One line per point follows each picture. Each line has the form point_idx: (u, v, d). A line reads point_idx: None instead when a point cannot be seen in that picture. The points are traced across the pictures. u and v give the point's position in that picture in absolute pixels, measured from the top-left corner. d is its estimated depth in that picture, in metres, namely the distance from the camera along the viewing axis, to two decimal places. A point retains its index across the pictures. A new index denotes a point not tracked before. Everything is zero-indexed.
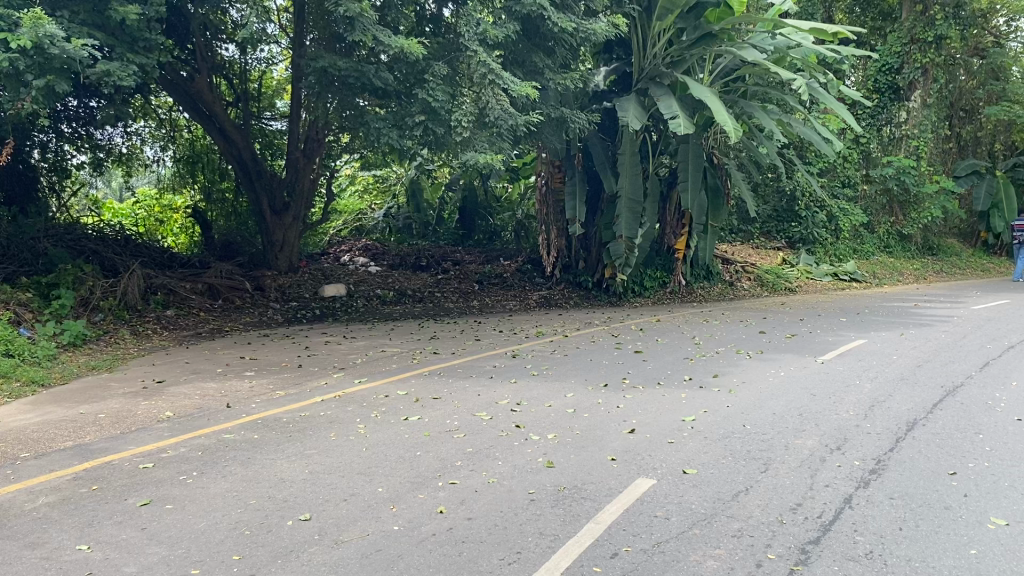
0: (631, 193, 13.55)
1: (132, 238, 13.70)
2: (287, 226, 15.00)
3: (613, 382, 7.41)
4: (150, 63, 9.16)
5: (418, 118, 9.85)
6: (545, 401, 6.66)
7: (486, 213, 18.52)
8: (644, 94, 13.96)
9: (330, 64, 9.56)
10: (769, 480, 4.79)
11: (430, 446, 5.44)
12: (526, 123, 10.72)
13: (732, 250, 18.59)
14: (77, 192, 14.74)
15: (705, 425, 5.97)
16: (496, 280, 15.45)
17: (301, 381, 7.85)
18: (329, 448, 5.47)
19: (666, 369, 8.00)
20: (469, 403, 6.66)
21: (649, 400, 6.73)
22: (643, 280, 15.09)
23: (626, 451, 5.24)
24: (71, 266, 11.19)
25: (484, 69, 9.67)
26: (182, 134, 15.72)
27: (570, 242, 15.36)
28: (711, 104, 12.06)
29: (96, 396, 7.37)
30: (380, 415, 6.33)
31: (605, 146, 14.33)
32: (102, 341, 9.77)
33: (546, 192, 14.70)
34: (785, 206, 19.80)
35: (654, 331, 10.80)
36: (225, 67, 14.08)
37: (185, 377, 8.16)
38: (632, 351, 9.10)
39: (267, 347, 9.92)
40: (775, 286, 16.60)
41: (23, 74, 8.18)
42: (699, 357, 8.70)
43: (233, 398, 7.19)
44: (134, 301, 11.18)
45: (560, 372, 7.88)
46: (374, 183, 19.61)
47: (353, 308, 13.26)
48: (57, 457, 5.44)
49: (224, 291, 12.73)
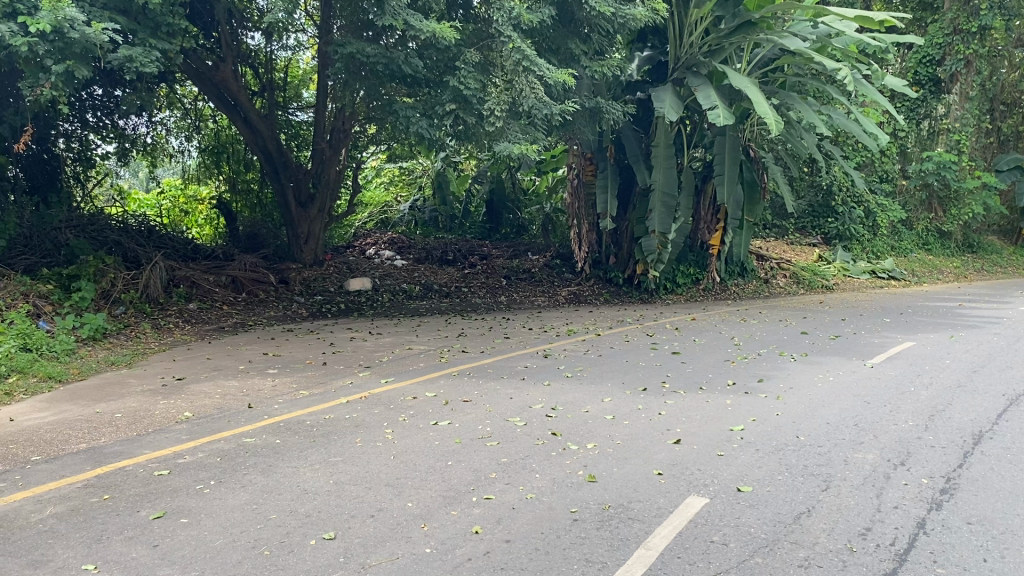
0: (665, 187, 13.14)
1: (156, 229, 13.48)
2: (312, 218, 14.74)
3: (653, 385, 7.03)
4: (172, 49, 8.87)
5: (449, 107, 9.52)
6: (582, 406, 6.30)
7: (514, 207, 18.16)
8: (679, 85, 13.52)
9: (357, 50, 9.22)
10: (831, 501, 4.41)
11: (462, 455, 5.10)
12: (562, 112, 10.33)
13: (766, 246, 18.11)
14: (102, 182, 14.45)
15: (755, 435, 5.60)
16: (524, 276, 15.09)
17: (326, 380, 7.54)
18: (354, 455, 5.14)
19: (707, 373, 7.61)
20: (502, 406, 6.32)
21: (693, 406, 6.35)
22: (676, 276, 14.67)
23: (673, 464, 4.89)
24: (93, 258, 10.98)
25: (517, 56, 9.30)
26: (207, 124, 15.48)
27: (601, 236, 14.97)
28: (752, 94, 11.59)
29: (115, 394, 7.11)
30: (408, 419, 6.00)
31: (638, 138, 13.91)
32: (123, 335, 9.53)
33: (577, 185, 14.32)
34: (822, 201, 19.26)
35: (691, 330, 10.40)
36: (251, 55, 13.83)
37: (206, 374, 7.88)
38: (669, 352, 8.71)
39: (291, 343, 9.63)
40: (811, 284, 16.09)
41: (43, 60, 7.92)
42: (740, 360, 8.29)
43: (254, 398, 6.88)
44: (156, 293, 10.94)
45: (596, 374, 7.52)
46: (399, 175, 19.26)
47: (378, 303, 12.95)
48: (69, 461, 5.15)
49: (247, 284, 12.47)
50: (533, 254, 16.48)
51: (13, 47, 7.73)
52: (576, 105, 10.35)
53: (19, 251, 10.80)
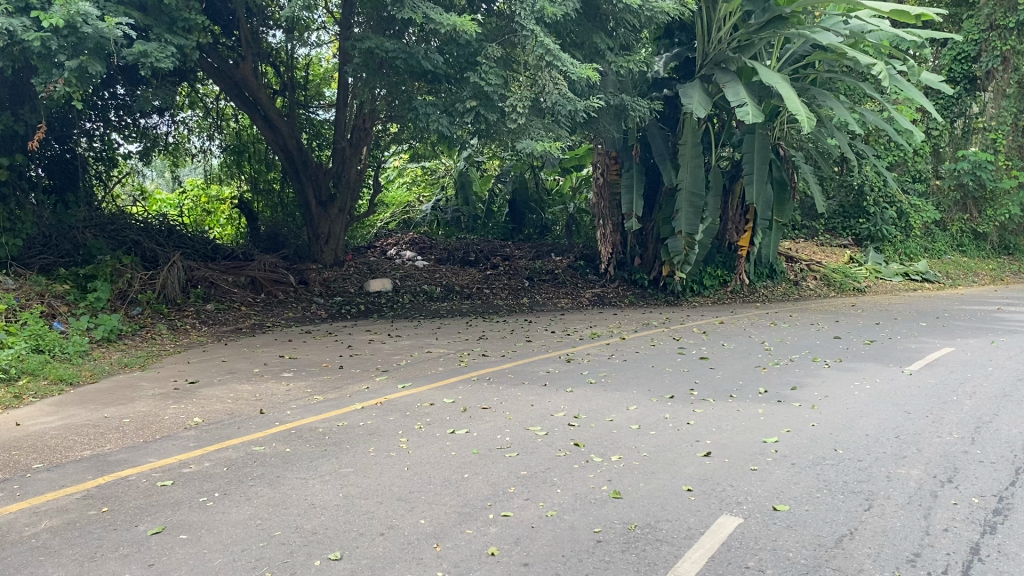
0: (692, 187, 12.82)
1: (176, 228, 13.36)
2: (333, 218, 14.56)
3: (680, 393, 6.73)
4: (189, 44, 8.71)
5: (470, 103, 9.25)
6: (606, 414, 6.03)
7: (538, 207, 17.84)
8: (707, 81, 13.17)
9: (377, 45, 9.02)
10: (874, 522, 4.10)
11: (479, 467, 4.84)
12: (586, 109, 10.04)
13: (796, 248, 17.71)
14: (124, 181, 14.32)
15: (790, 447, 5.29)
16: (547, 277, 14.80)
17: (342, 385, 7.30)
18: (366, 466, 4.89)
19: (737, 379, 7.29)
20: (523, 414, 6.04)
21: (723, 416, 6.04)
22: (703, 278, 14.33)
23: (704, 480, 4.60)
24: (110, 258, 10.86)
25: (540, 51, 9.05)
26: (229, 124, 15.35)
27: (626, 237, 14.65)
28: (782, 90, 11.24)
29: (125, 398, 6.92)
30: (424, 428, 5.74)
31: (665, 136, 13.58)
32: (138, 337, 9.37)
33: (602, 184, 14.02)
34: (853, 201, 18.80)
35: (719, 334, 10.06)
36: (272, 53, 13.68)
37: (220, 378, 7.67)
38: (697, 357, 8.40)
39: (308, 345, 9.42)
40: (843, 286, 15.68)
41: (56, 56, 7.76)
42: (772, 366, 7.96)
43: (267, 403, 6.66)
44: (173, 294, 10.79)
45: (621, 380, 7.22)
46: (422, 175, 19.05)
47: (398, 304, 12.73)
48: (71, 469, 4.94)
49: (267, 285, 12.29)
50: (557, 255, 16.18)
51: (25, 42, 7.59)
52: (601, 101, 10.05)
53: (37, 250, 10.70)
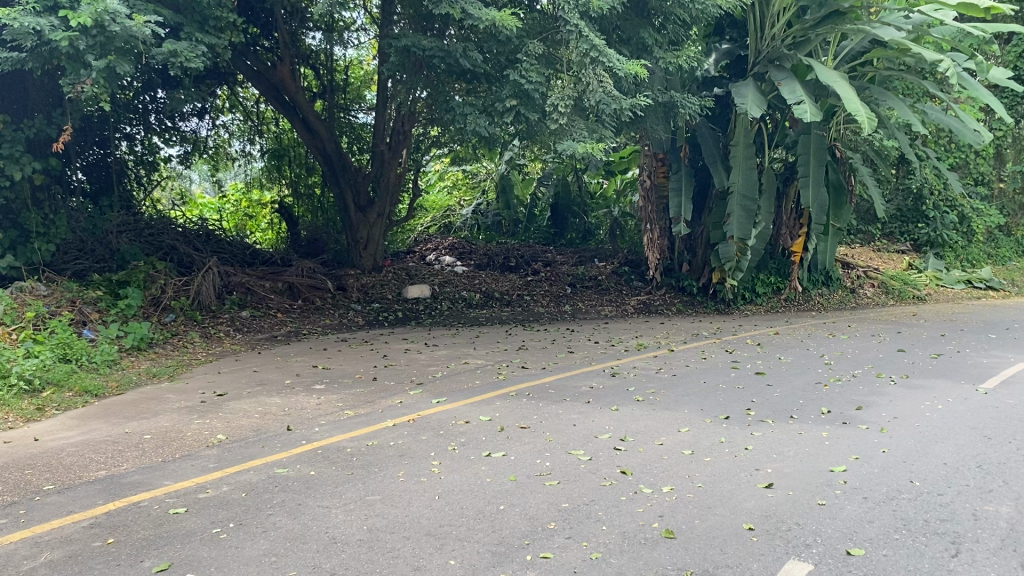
0: (744, 189, 12.28)
1: (215, 232, 13.16)
2: (372, 223, 14.25)
3: (736, 414, 6.26)
4: (221, 43, 8.50)
5: (510, 102, 8.84)
6: (655, 437, 5.58)
7: (581, 211, 17.31)
8: (760, 80, 12.62)
9: (413, 42, 8.72)
10: (965, 572, 3.58)
11: (516, 497, 4.42)
12: (633, 108, 9.55)
13: (851, 253, 17.01)
14: (165, 185, 14.18)
15: (860, 478, 4.79)
16: (591, 283, 14.32)
17: (375, 399, 6.92)
18: (394, 494, 4.50)
19: (796, 399, 6.79)
20: (565, 436, 5.61)
21: (784, 441, 5.56)
22: (755, 285, 13.73)
23: (766, 517, 4.13)
24: (144, 264, 10.71)
25: (585, 46, 8.63)
26: (270, 127, 15.17)
27: (674, 242, 14.13)
28: (841, 88, 10.66)
29: (150, 411, 6.63)
30: (459, 449, 5.33)
31: (715, 137, 13.04)
32: (170, 345, 9.14)
33: (648, 187, 13.53)
34: (911, 205, 18.01)
35: (775, 346, 9.52)
36: (311, 55, 13.46)
37: (250, 390, 7.35)
38: (752, 372, 7.90)
39: (343, 355, 9.10)
40: (902, 294, 14.98)
41: (84, 56, 7.57)
42: (833, 384, 7.43)
43: (295, 418, 6.30)
44: (207, 301, 10.58)
45: (671, 398, 6.76)
46: (462, 179, 18.70)
47: (437, 311, 12.37)
48: (82, 492, 4.63)
49: (304, 291, 12.01)
50: (600, 261, 15.69)
51: (54, 42, 7.44)
52: (648, 100, 9.57)
53: (73, 255, 10.57)
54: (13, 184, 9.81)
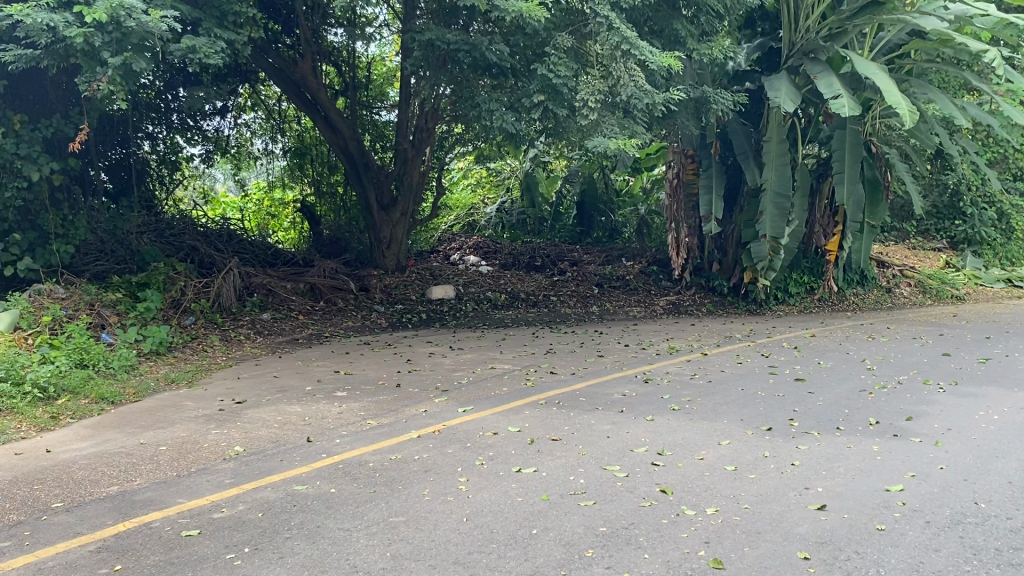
0: (777, 187, 11.90)
1: (237, 233, 12.99)
2: (395, 222, 13.99)
3: (778, 425, 5.93)
4: (240, 39, 8.27)
5: (538, 97, 8.54)
6: (695, 451, 5.26)
7: (607, 209, 16.96)
8: (795, 73, 12.22)
9: (437, 36, 8.48)
10: None
11: (550, 520, 4.13)
12: (665, 101, 9.20)
13: (886, 251, 16.54)
14: (187, 184, 14.02)
15: (920, 499, 4.44)
16: (618, 283, 13.98)
17: (398, 407, 6.65)
18: (419, 515, 4.22)
19: (841, 408, 6.44)
20: (598, 449, 5.30)
21: (833, 456, 5.22)
22: (788, 285, 13.34)
23: (822, 545, 3.81)
24: (164, 266, 10.54)
25: (616, 39, 8.31)
26: (293, 126, 14.95)
27: (703, 241, 13.76)
28: (881, 80, 10.24)
29: (166, 420, 6.41)
30: (487, 464, 5.04)
31: (747, 132, 12.64)
32: (189, 349, 8.95)
33: (677, 184, 13.17)
34: (947, 201, 17.49)
35: (812, 350, 9.15)
36: (333, 52, 13.24)
37: (270, 397, 7.11)
38: (791, 379, 7.54)
39: (366, 358, 8.84)
40: (940, 294, 14.51)
41: (100, 53, 7.38)
42: (879, 392, 7.06)
43: (316, 428, 6.05)
44: (228, 303, 10.38)
45: (708, 407, 6.44)
46: (486, 177, 18.41)
47: (461, 313, 12.11)
48: (91, 511, 4.39)
49: (326, 292, 11.78)
50: (627, 260, 15.34)
51: (70, 38, 7.26)
52: (682, 93, 9.22)
53: (93, 257, 10.43)
54: (31, 185, 9.66)
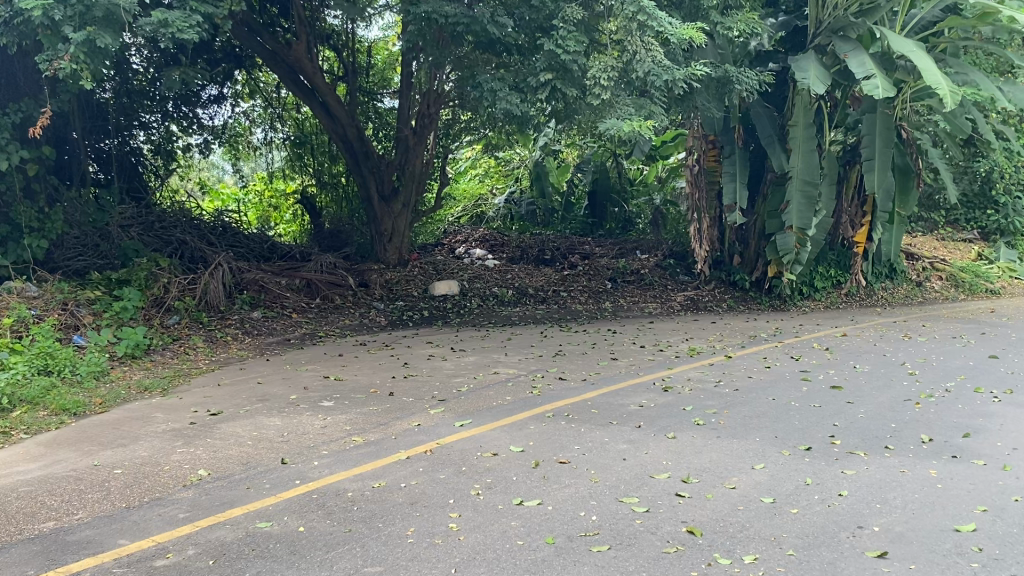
0: (804, 174, 11.17)
1: (232, 225, 12.28)
2: (396, 214, 13.22)
3: (819, 444, 5.19)
4: (220, 13, 7.59)
5: (545, 76, 7.81)
6: (726, 479, 4.55)
7: (619, 199, 16.15)
8: (822, 53, 11.43)
9: (434, 9, 7.74)
10: None
11: (555, 572, 3.42)
12: (687, 79, 8.42)
13: (915, 243, 15.71)
14: (184, 175, 13.38)
15: (1000, 543, 3.70)
16: (632, 277, 13.22)
17: (388, 420, 5.94)
18: (399, 565, 3.52)
19: (887, 422, 5.69)
20: (613, 475, 4.59)
21: (886, 483, 4.49)
22: (813, 279, 12.58)
23: None
24: (148, 261, 9.88)
25: (633, 9, 7.57)
26: (293, 114, 14.19)
27: (724, 232, 13.00)
28: (920, 58, 9.43)
29: (130, 436, 5.74)
30: (484, 495, 4.33)
31: (771, 116, 11.85)
32: (169, 352, 8.29)
33: (697, 172, 12.40)
34: (978, 189, 16.59)
35: (845, 352, 8.39)
36: (333, 34, 12.62)
37: (249, 408, 6.41)
38: (827, 387, 6.79)
39: (360, 362, 8.14)
40: (974, 288, 13.73)
41: (61, 28, 6.76)
42: (927, 401, 6.29)
43: (293, 447, 5.35)
44: (215, 301, 9.71)
45: (737, 421, 5.72)
46: (495, 166, 17.71)
47: (465, 310, 11.39)
48: (13, 557, 3.72)
49: (323, 288, 11.10)
50: (642, 253, 14.56)
51: (28, 11, 6.63)
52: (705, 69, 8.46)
53: (75, 251, 9.90)
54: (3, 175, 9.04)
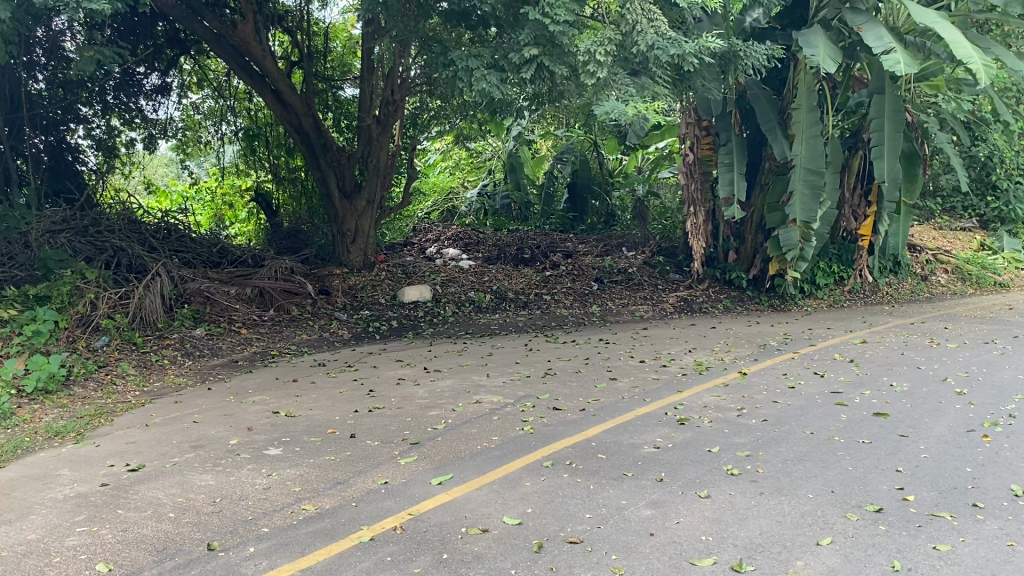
0: (808, 162, 10.16)
1: (178, 228, 10.91)
2: (360, 212, 11.92)
3: (890, 503, 4.14)
4: None
5: (529, 50, 6.69)
6: (790, 567, 3.46)
7: (601, 191, 15.05)
8: (827, 26, 10.38)
9: None
10: None
11: None
12: (696, 52, 7.33)
13: (913, 233, 14.84)
14: (127, 174, 12.14)
15: None
16: (619, 277, 12.15)
17: (348, 476, 4.80)
18: None
19: (961, 466, 4.65)
20: (642, 563, 3.50)
21: (1000, 568, 3.42)
22: (815, 275, 11.61)
23: None
24: (73, 272, 8.60)
25: None
26: (245, 104, 12.66)
27: (719, 225, 11.97)
28: (946, 30, 8.43)
29: (22, 506, 4.53)
30: None
31: (772, 100, 10.78)
32: (93, 383, 7.07)
33: (691, 163, 11.37)
34: (977, 175, 15.75)
35: (874, 365, 7.36)
36: (287, 16, 11.42)
37: (178, 460, 5.22)
38: (870, 414, 5.74)
39: (318, 389, 6.98)
40: (981, 281, 12.87)
41: None
42: (995, 433, 5.27)
43: (227, 522, 4.19)
44: (150, 319, 8.51)
45: (779, 469, 4.65)
46: (467, 158, 16.69)
47: (439, 319, 10.27)
48: None
49: (277, 298, 9.89)
50: (628, 249, 13.51)
51: None
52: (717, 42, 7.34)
53: None
54: None
